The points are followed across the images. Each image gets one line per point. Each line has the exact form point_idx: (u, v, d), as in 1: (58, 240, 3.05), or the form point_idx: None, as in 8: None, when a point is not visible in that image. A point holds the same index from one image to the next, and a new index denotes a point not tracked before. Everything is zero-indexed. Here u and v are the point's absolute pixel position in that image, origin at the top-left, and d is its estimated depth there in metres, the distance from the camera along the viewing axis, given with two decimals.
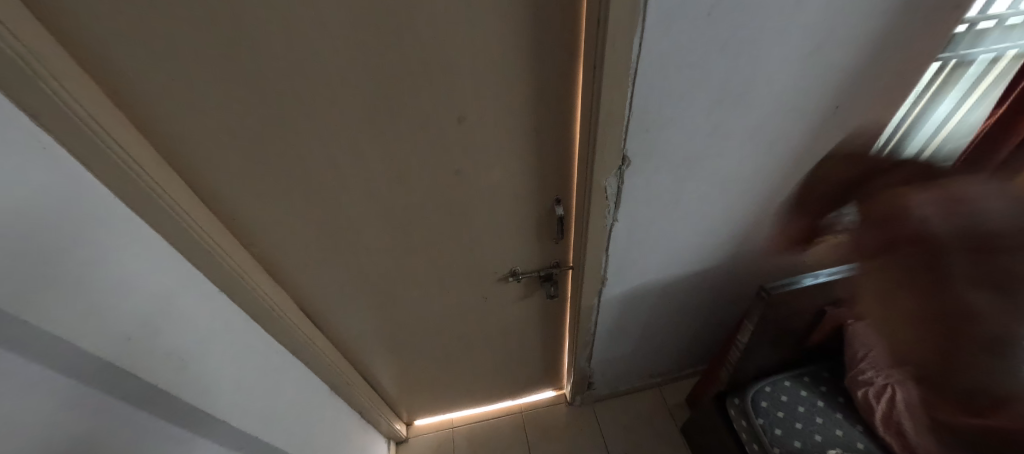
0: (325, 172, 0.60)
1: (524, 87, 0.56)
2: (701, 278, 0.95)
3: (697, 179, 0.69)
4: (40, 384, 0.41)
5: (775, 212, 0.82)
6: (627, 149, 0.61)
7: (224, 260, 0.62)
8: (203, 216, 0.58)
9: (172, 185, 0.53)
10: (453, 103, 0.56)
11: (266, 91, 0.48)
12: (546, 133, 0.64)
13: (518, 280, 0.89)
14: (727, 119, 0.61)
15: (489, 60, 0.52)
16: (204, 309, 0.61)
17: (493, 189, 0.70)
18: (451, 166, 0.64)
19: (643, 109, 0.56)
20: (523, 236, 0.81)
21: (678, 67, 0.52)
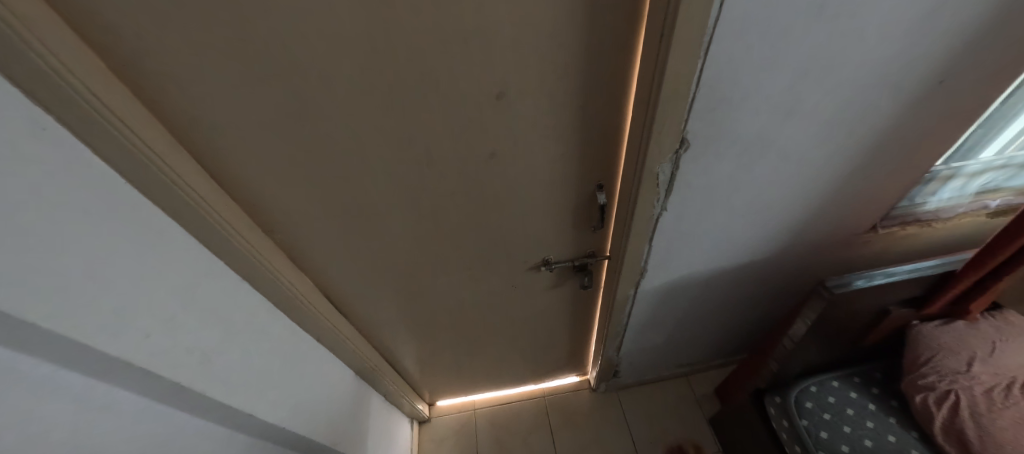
0: (351, 155, 0.55)
1: (575, 60, 0.49)
2: (748, 271, 0.87)
3: (762, 164, 0.61)
4: (57, 383, 0.39)
5: (842, 202, 0.73)
6: (687, 131, 0.53)
7: (246, 250, 0.58)
8: (223, 203, 0.54)
9: (189, 171, 0.48)
10: (493, 80, 0.49)
11: (285, 65, 0.42)
12: (594, 113, 0.56)
13: (551, 269, 0.84)
14: (809, 96, 0.52)
15: (538, 30, 0.44)
16: (228, 299, 0.58)
17: (531, 173, 0.64)
18: (486, 149, 0.58)
19: (712, 84, 0.48)
20: (558, 224, 0.75)
21: (761, 36, 0.43)
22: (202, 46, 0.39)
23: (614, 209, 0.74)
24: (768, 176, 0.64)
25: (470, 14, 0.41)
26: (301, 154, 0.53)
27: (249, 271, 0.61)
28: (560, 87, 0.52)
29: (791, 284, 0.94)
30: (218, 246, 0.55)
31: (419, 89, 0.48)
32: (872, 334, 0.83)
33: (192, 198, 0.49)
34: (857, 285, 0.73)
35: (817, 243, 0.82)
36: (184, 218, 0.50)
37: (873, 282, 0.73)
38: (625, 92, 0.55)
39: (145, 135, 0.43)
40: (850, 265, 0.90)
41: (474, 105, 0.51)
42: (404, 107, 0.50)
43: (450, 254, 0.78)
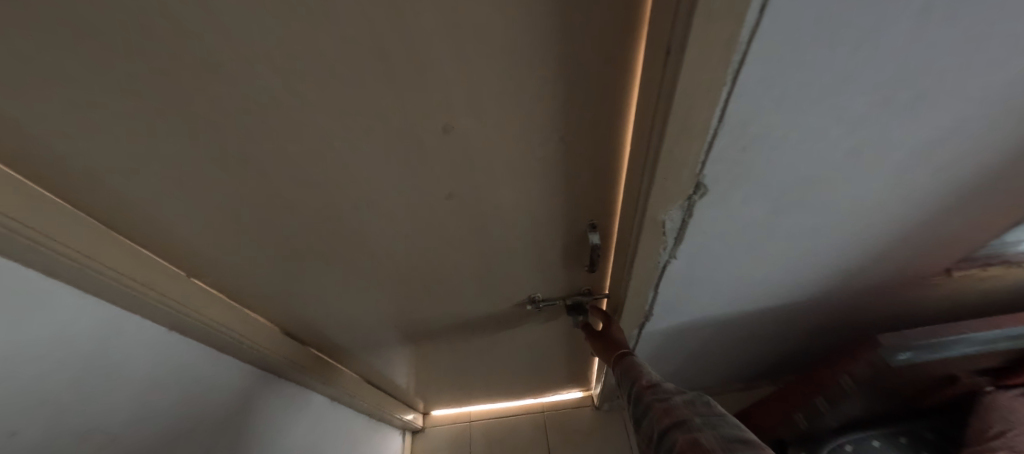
0: (285, 200, 0.47)
1: (544, 86, 0.38)
2: (777, 315, 0.73)
3: (807, 210, 0.46)
4: None
5: (911, 246, 0.57)
6: (704, 176, 0.39)
7: (163, 305, 0.51)
8: (123, 257, 0.46)
9: (75, 233, 0.41)
10: (443, 104, 0.38)
11: (167, 111, 0.34)
12: (576, 145, 0.46)
13: (539, 307, 0.76)
14: (885, 131, 0.36)
15: (493, 41, 0.33)
16: (144, 353, 0.52)
17: (505, 209, 0.54)
18: (445, 186, 0.48)
19: (741, 120, 0.33)
20: (546, 260, 0.65)
21: (823, 60, 0.28)
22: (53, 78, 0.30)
23: (614, 243, 0.63)
24: (814, 222, 0.49)
25: (389, 41, 0.31)
26: (224, 201, 0.45)
27: (175, 321, 0.55)
28: (531, 109, 0.40)
29: (832, 328, 0.79)
30: (121, 299, 0.48)
31: (349, 120, 0.38)
32: (929, 397, 0.68)
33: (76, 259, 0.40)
34: (901, 360, 0.59)
35: (869, 289, 0.67)
36: (71, 276, 0.42)
37: (921, 354, 0.59)
38: (622, 113, 0.43)
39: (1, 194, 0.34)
40: (910, 312, 0.73)
41: (424, 134, 0.41)
42: (335, 142, 0.40)
43: (422, 288, 0.69)
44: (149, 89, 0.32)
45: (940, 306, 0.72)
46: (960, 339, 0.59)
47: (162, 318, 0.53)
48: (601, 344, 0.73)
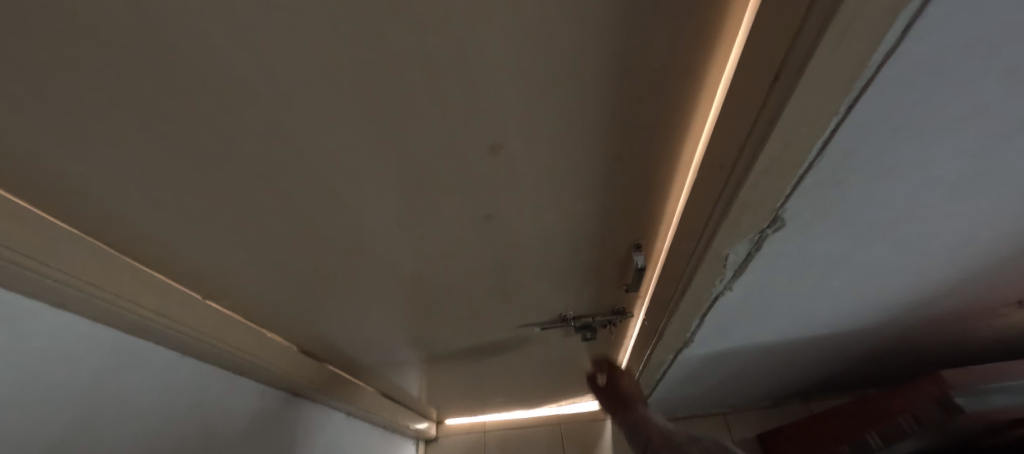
0: (310, 219, 0.44)
1: (601, 106, 0.34)
2: (824, 343, 0.68)
3: (888, 243, 0.41)
4: None
5: (989, 278, 0.51)
6: (783, 211, 0.34)
7: (157, 323, 0.49)
8: (120, 276, 0.44)
9: (65, 254, 0.39)
10: (493, 117, 0.34)
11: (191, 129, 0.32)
12: (629, 168, 0.42)
13: (571, 325, 0.71)
14: (1010, 166, 0.31)
15: (560, 47, 0.29)
16: (138, 361, 0.50)
17: (544, 230, 0.50)
18: (482, 207, 0.45)
19: (844, 154, 0.28)
20: (580, 281, 0.61)
21: (967, 88, 0.23)
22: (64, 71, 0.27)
23: (659, 263, 0.59)
24: (893, 255, 0.43)
25: (433, 59, 0.28)
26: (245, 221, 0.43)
27: (179, 338, 0.52)
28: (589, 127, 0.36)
29: (883, 355, 0.73)
30: (119, 319, 0.46)
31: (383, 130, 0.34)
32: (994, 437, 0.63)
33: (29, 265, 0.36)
34: (966, 404, 0.54)
35: (932, 318, 0.61)
36: (45, 293, 0.39)
37: (987, 400, 0.54)
38: (688, 134, 0.39)
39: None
40: (971, 342, 0.68)
41: (468, 150, 0.37)
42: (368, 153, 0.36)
43: (447, 306, 0.65)
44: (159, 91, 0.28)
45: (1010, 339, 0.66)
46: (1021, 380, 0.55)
47: (162, 332, 0.50)
48: (613, 396, 0.70)
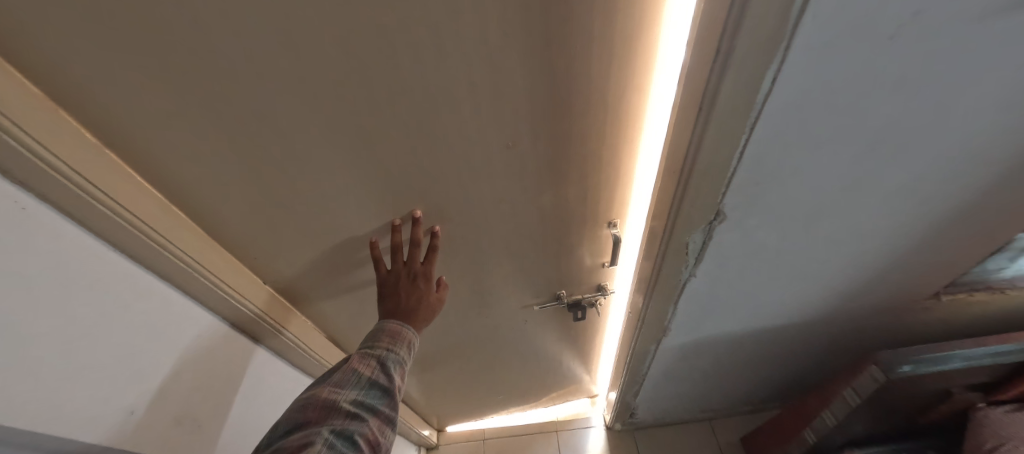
0: (362, 222, 0.54)
1: (584, 115, 0.49)
2: (785, 334, 0.79)
3: (811, 235, 0.53)
4: (100, 401, 0.39)
5: (902, 272, 0.63)
6: (723, 204, 0.47)
7: (249, 312, 0.56)
8: (228, 271, 0.53)
9: (198, 244, 0.48)
10: (508, 128, 0.47)
11: (297, 149, 0.43)
12: (607, 161, 0.58)
13: (564, 303, 0.86)
14: (872, 173, 0.44)
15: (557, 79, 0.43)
16: (225, 348, 0.57)
17: (540, 213, 0.62)
18: (494, 201, 0.57)
19: (756, 160, 0.42)
20: (570, 260, 0.77)
21: (817, 115, 0.37)
22: (224, 112, 0.37)
23: (631, 233, 0.78)
24: (818, 247, 0.56)
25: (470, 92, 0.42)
26: (309, 224, 0.53)
27: (257, 325, 0.60)
28: (579, 134, 0.52)
29: (837, 348, 0.84)
30: (220, 306, 0.54)
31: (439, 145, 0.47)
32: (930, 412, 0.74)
33: (156, 240, 0.42)
34: (904, 371, 0.64)
35: (870, 311, 0.73)
36: (176, 276, 0.47)
37: (920, 367, 0.64)
38: (641, 128, 0.57)
39: (109, 182, 0.37)
40: (906, 333, 0.79)
41: (489, 154, 0.50)
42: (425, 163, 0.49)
43: (462, 299, 0.76)
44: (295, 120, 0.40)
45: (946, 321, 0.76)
46: (948, 351, 0.65)
47: (244, 317, 0.57)
48: None
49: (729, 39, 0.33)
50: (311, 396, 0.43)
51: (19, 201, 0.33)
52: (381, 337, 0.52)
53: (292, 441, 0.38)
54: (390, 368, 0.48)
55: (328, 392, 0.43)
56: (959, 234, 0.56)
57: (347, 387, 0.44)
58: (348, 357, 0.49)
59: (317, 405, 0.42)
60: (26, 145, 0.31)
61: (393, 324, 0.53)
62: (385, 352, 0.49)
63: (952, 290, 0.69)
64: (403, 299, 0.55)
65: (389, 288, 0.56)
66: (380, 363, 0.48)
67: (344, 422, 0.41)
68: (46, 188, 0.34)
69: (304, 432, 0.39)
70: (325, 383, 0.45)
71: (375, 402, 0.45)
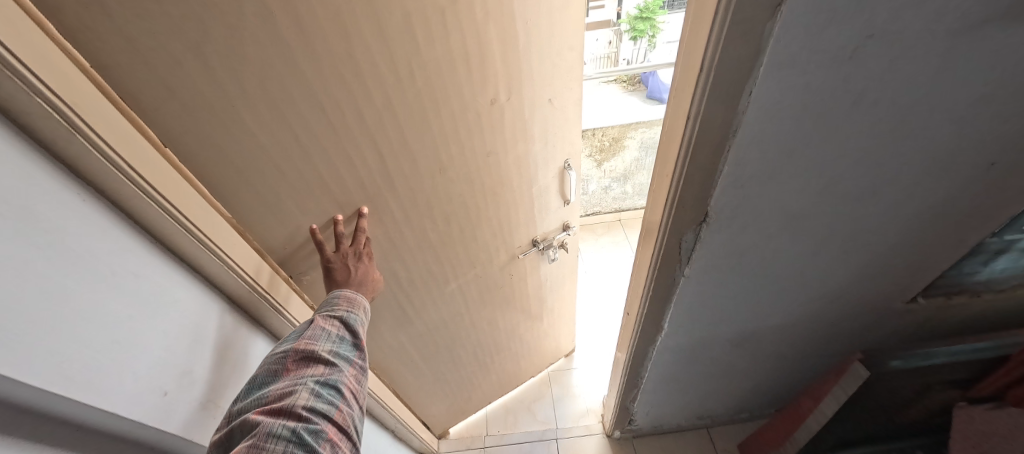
0: (378, 182, 0.66)
1: (541, 74, 0.75)
2: (776, 336, 0.82)
3: (795, 237, 0.58)
4: (118, 362, 0.44)
5: (881, 275, 0.67)
6: (712, 205, 0.52)
7: (257, 292, 0.63)
8: (243, 254, 0.59)
9: (218, 230, 0.54)
10: (496, 84, 0.68)
11: (326, 119, 0.54)
12: (557, 111, 0.86)
13: (540, 247, 1.12)
14: (844, 179, 0.49)
15: (527, 47, 0.68)
16: (230, 328, 0.62)
17: (522, 159, 0.87)
18: (486, 150, 0.77)
19: (739, 164, 0.47)
20: (543, 202, 1.03)
21: (792, 123, 0.42)
22: (257, 87, 0.46)
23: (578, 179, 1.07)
24: (802, 249, 0.60)
25: (466, 57, 0.60)
26: (325, 193, 0.62)
27: (264, 307, 0.66)
28: (549, 83, 0.78)
29: (824, 350, 0.88)
30: (233, 286, 0.59)
31: (448, 109, 0.65)
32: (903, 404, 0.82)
33: (190, 229, 0.49)
34: (890, 364, 0.72)
35: (852, 314, 0.77)
36: (195, 258, 0.53)
37: (903, 361, 0.72)
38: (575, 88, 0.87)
39: (150, 169, 0.44)
40: (889, 336, 0.83)
41: (483, 108, 0.70)
42: (434, 125, 0.65)
43: (455, 251, 0.93)
44: (329, 102, 0.52)
45: (937, 328, 0.81)
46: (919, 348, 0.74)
47: (254, 296, 0.63)
48: None
49: (712, 53, 0.38)
50: (288, 349, 0.56)
51: (79, 191, 0.40)
52: (337, 301, 0.63)
53: (279, 387, 0.52)
54: (352, 325, 0.60)
55: (303, 346, 0.55)
56: (931, 239, 0.61)
57: (320, 341, 0.57)
58: (313, 318, 0.61)
59: (295, 357, 0.55)
60: (82, 133, 0.37)
61: (349, 291, 0.64)
62: (345, 313, 0.62)
63: (929, 293, 0.72)
64: (353, 272, 0.67)
65: (338, 266, 0.66)
66: (343, 322, 0.60)
67: (323, 370, 0.54)
68: (95, 173, 0.40)
69: (287, 380, 0.53)
70: (299, 339, 0.57)
71: (344, 352, 0.59)
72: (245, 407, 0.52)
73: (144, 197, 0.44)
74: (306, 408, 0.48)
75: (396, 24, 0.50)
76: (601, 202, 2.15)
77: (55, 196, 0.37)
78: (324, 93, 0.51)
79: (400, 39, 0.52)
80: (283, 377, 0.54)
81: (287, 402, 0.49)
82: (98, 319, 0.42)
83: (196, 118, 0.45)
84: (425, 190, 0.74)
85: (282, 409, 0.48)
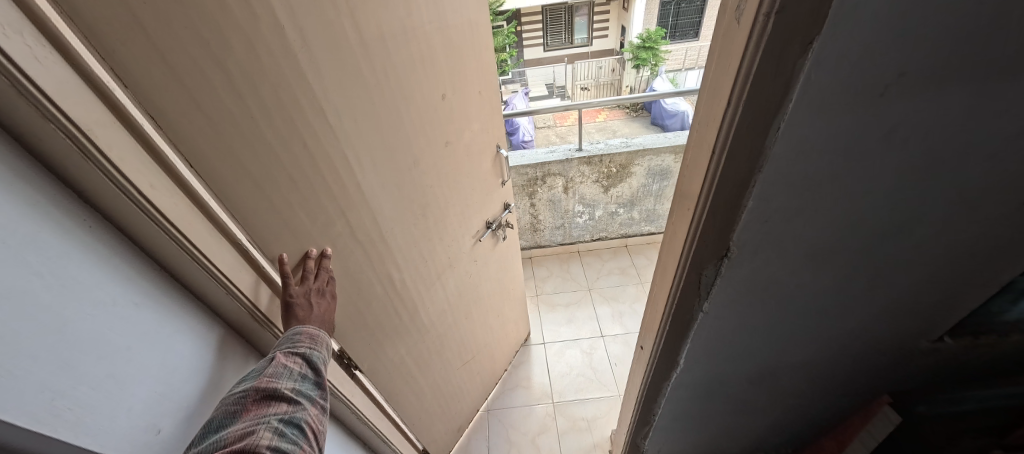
0: (369, 178, 0.73)
1: (469, 67, 0.93)
2: (797, 374, 0.79)
3: (822, 272, 0.56)
4: (111, 385, 0.44)
5: (902, 312, 0.65)
6: (736, 239, 0.51)
7: (260, 318, 0.61)
8: (248, 280, 0.58)
9: (223, 255, 0.53)
10: (444, 79, 0.85)
11: (326, 117, 0.62)
12: (485, 101, 1.04)
13: (493, 227, 1.24)
14: (873, 214, 0.48)
15: (459, 48, 0.87)
16: (231, 356, 0.60)
17: (471, 143, 1.02)
18: (443, 138, 0.90)
19: (765, 200, 0.45)
20: (489, 181, 1.17)
21: (822, 161, 0.41)
22: (271, 90, 0.53)
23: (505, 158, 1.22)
24: (825, 285, 0.58)
25: (422, 56, 0.76)
26: (323, 199, 0.66)
27: (266, 334, 0.64)
28: (479, 72, 0.97)
29: (848, 389, 0.84)
30: (234, 311, 0.58)
31: (414, 102, 0.78)
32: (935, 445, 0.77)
33: (195, 254, 0.49)
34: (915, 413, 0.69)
35: (876, 352, 0.73)
36: (199, 283, 0.52)
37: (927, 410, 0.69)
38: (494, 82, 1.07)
39: (157, 194, 0.43)
40: (915, 377, 0.79)
41: (433, 98, 0.83)
42: (405, 117, 0.77)
43: (433, 244, 0.99)
44: (325, 100, 0.61)
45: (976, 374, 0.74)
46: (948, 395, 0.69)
47: (257, 322, 0.61)
48: None
49: (740, 90, 0.38)
50: (248, 388, 0.55)
51: (86, 216, 0.41)
52: (299, 338, 0.61)
53: (238, 428, 0.52)
54: (316, 363, 0.61)
55: (265, 384, 0.56)
56: (958, 277, 0.58)
57: (281, 379, 0.58)
58: (274, 353, 0.60)
59: (256, 396, 0.55)
60: (93, 157, 0.38)
61: (311, 328, 0.63)
62: (308, 350, 0.61)
63: (959, 332, 0.68)
64: (315, 309, 0.65)
65: (301, 302, 0.63)
66: (306, 359, 0.60)
67: (284, 408, 0.56)
68: (102, 194, 0.40)
69: (246, 421, 0.53)
70: (260, 376, 0.57)
71: (304, 391, 0.60)
72: (201, 451, 0.49)
73: (154, 225, 0.44)
74: (270, 448, 0.51)
75: (370, 30, 0.64)
76: (607, 227, 2.13)
77: (59, 219, 0.38)
78: (322, 93, 0.60)
79: (375, 44, 0.66)
80: (242, 417, 0.53)
81: (250, 442, 0.50)
82: (94, 345, 0.42)
83: (208, 133, 0.48)
84: (407, 181, 0.83)
85: (245, 448, 0.49)
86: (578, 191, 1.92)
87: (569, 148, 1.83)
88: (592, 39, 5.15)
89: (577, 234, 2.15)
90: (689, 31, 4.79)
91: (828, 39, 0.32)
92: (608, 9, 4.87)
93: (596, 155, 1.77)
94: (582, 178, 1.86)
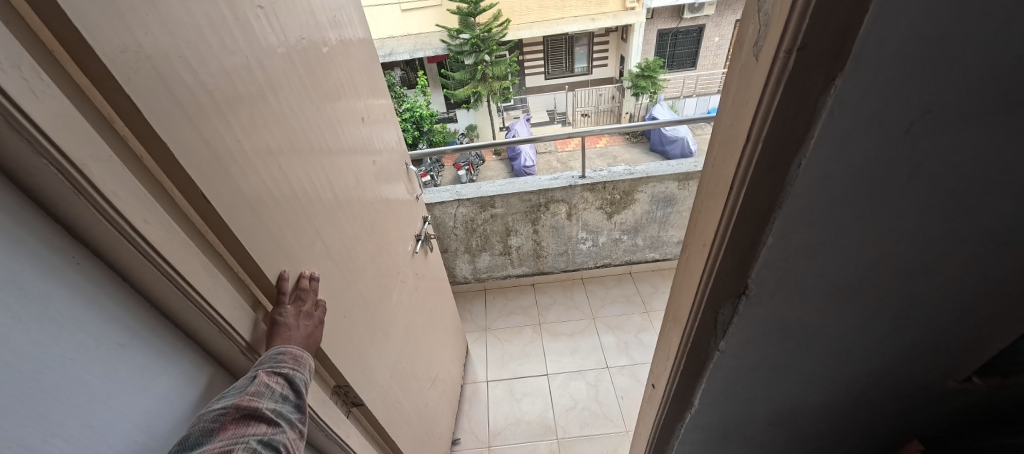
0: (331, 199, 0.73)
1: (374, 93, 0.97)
2: (815, 417, 0.74)
3: (845, 311, 0.53)
4: (84, 433, 0.41)
5: (923, 353, 0.61)
6: (755, 277, 0.49)
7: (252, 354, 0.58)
8: (243, 315, 0.55)
9: (218, 289, 0.50)
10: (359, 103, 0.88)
11: (289, 142, 0.62)
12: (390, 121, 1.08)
13: (422, 240, 1.25)
14: (896, 251, 0.46)
15: (365, 75, 0.92)
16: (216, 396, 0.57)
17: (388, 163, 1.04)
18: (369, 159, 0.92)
19: (788, 235, 0.44)
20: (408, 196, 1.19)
21: (846, 198, 0.40)
22: (247, 115, 0.54)
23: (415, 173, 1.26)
24: (848, 324, 0.55)
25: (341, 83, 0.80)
26: (303, 224, 0.65)
27: None
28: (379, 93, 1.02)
29: (872, 433, 0.79)
30: (226, 348, 0.54)
31: (345, 123, 0.81)
32: None
33: (187, 290, 0.46)
34: None
35: (901, 393, 0.69)
36: (189, 320, 0.49)
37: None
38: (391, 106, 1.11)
39: (150, 228, 0.42)
40: (940, 418, 0.74)
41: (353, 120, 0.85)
42: (342, 135, 0.79)
43: (387, 262, 0.99)
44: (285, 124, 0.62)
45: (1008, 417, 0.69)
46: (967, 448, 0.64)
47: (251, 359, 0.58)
48: None
49: (759, 126, 0.37)
50: (229, 404, 0.51)
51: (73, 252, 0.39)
52: (284, 357, 0.57)
53: (214, 447, 0.47)
54: (299, 386, 0.57)
55: (247, 402, 0.52)
56: (980, 316, 0.55)
57: (263, 398, 0.54)
58: (256, 370, 0.56)
59: (236, 415, 0.51)
60: (84, 191, 0.36)
61: (295, 348, 0.59)
62: (292, 371, 0.57)
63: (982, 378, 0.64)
64: (302, 331, 0.61)
65: (291, 324, 0.60)
66: (289, 381, 0.56)
67: (265, 430, 0.52)
68: (93, 229, 0.39)
69: (223, 440, 0.49)
70: (242, 393, 0.53)
71: (285, 412, 0.56)
72: None
73: (146, 261, 0.42)
74: None
75: (300, 57, 0.67)
76: (611, 254, 2.11)
77: (41, 255, 0.36)
78: (281, 118, 0.61)
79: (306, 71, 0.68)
80: (219, 436, 0.49)
81: None
82: (68, 391, 0.39)
83: (207, 163, 0.47)
84: (356, 200, 0.83)
85: None
86: (583, 218, 1.91)
87: (570, 175, 1.83)
88: (592, 68, 5.28)
89: (579, 261, 2.12)
90: (687, 61, 4.90)
91: (857, 75, 0.31)
92: (608, 40, 5.01)
93: (598, 181, 1.77)
94: (584, 204, 1.85)
